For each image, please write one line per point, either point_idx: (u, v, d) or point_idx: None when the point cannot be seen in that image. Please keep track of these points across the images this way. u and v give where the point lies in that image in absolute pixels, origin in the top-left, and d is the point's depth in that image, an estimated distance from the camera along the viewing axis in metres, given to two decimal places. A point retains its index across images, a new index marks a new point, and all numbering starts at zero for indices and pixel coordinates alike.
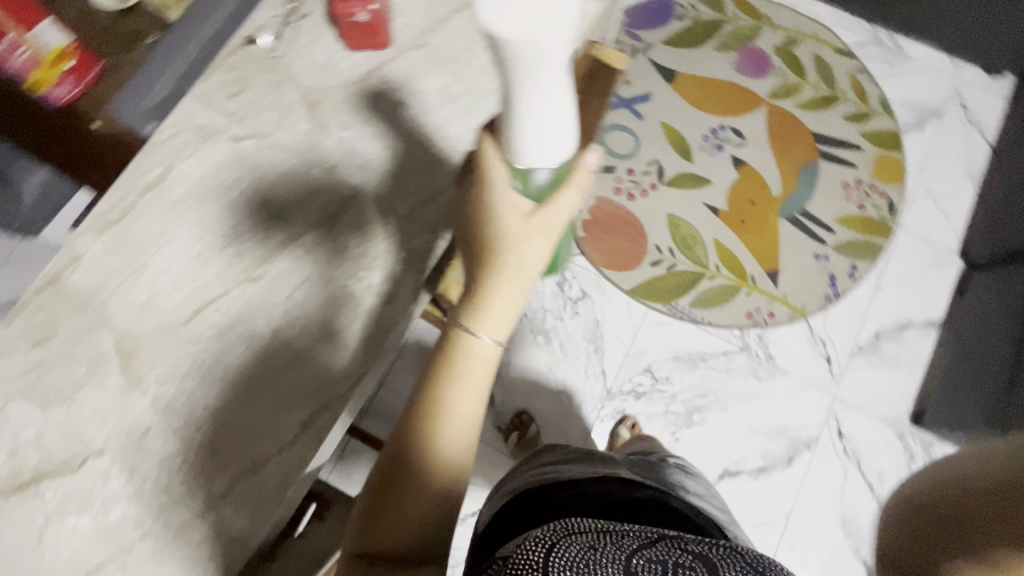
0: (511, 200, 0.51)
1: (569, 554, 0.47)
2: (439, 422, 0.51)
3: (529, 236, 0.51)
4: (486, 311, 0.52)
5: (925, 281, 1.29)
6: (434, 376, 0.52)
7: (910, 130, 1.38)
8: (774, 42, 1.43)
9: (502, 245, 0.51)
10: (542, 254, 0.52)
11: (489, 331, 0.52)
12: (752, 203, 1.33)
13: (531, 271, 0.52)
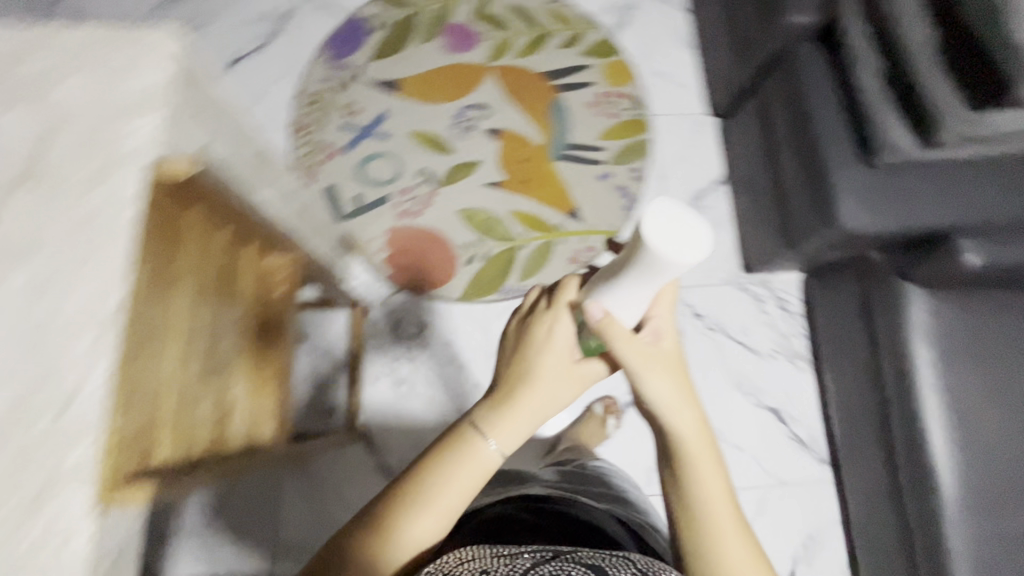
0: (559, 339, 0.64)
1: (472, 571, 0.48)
2: (446, 482, 0.58)
3: (571, 379, 0.64)
4: (503, 418, 0.61)
5: (694, 149, 1.40)
6: (447, 453, 0.60)
7: (620, 30, 1.47)
8: (468, 11, 1.46)
9: (542, 380, 0.63)
10: (565, 395, 0.64)
11: (496, 439, 0.60)
12: (525, 160, 1.36)
13: (552, 408, 0.64)
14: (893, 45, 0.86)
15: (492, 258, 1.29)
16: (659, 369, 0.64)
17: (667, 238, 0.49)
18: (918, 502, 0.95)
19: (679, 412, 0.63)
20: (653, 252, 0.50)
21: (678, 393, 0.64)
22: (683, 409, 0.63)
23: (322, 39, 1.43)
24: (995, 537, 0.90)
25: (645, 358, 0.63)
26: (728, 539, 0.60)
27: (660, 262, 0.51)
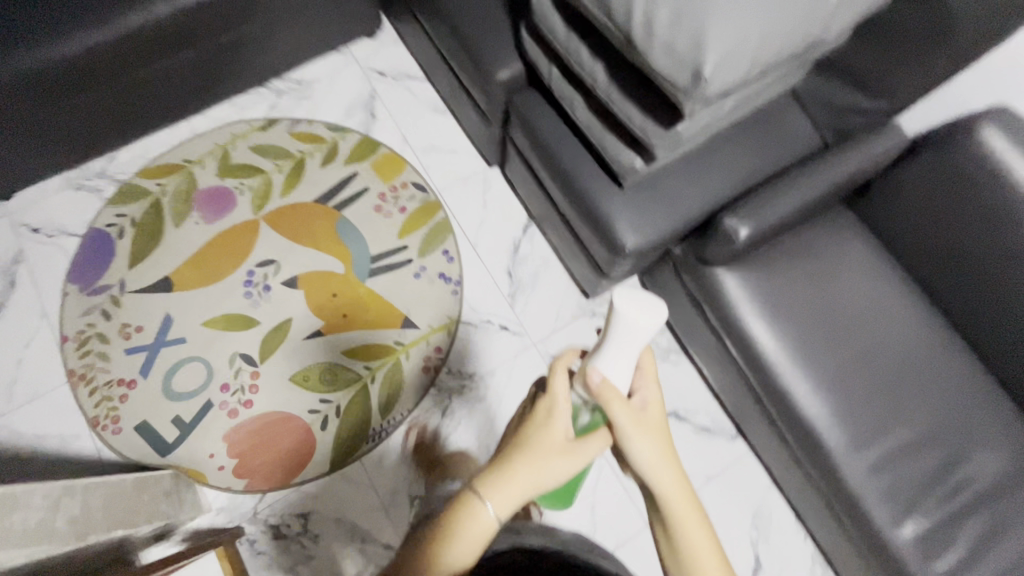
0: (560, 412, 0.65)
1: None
2: (457, 535, 0.60)
3: (565, 454, 0.63)
4: (506, 482, 0.61)
5: (492, 206, 1.39)
6: (454, 518, 0.60)
7: (373, 125, 1.44)
8: (212, 171, 1.36)
9: (537, 445, 0.63)
10: (555, 476, 0.62)
11: (495, 503, 0.60)
12: (336, 295, 1.29)
13: (551, 479, 0.62)
14: (591, 86, 0.86)
15: (346, 409, 1.21)
16: (643, 431, 0.64)
17: (639, 312, 0.58)
18: (814, 461, 0.97)
19: (666, 479, 0.64)
20: (626, 317, 0.58)
21: (667, 461, 0.64)
22: (669, 475, 0.64)
23: (66, 270, 1.27)
24: (883, 460, 0.94)
25: (637, 421, 0.64)
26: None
27: (635, 329, 0.59)
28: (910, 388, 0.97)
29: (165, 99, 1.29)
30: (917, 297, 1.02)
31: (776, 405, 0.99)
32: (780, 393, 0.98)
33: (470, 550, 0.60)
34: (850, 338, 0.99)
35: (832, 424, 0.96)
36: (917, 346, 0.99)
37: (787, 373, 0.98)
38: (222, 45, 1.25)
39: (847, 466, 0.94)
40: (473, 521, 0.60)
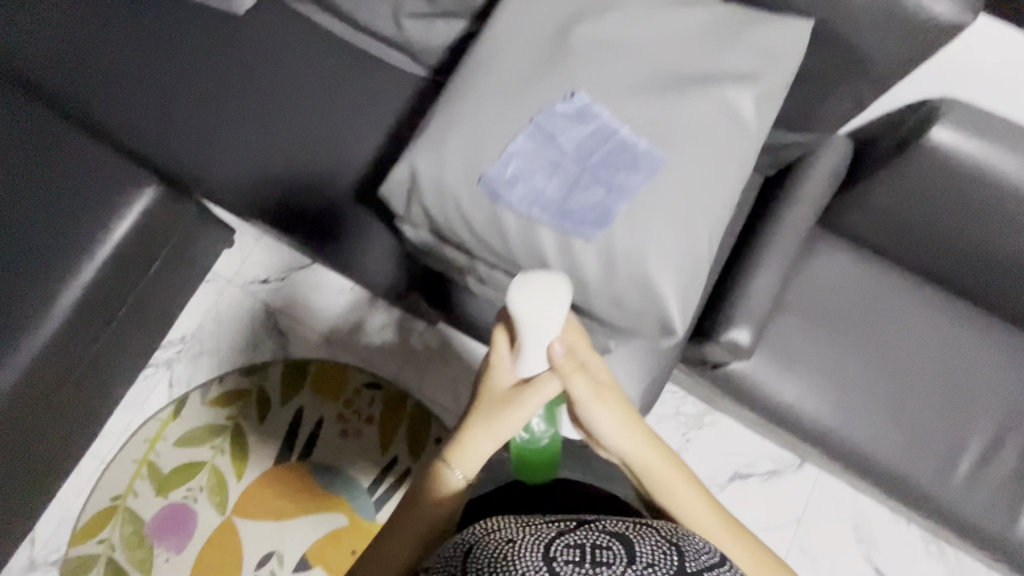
0: (507, 372, 0.59)
1: (494, 552, 0.48)
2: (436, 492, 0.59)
3: (507, 404, 0.58)
4: (459, 447, 0.59)
5: (455, 363, 1.25)
6: (426, 482, 0.60)
7: (289, 343, 1.25)
8: (149, 495, 1.16)
9: (480, 403, 0.59)
10: (504, 426, 0.58)
11: (460, 464, 0.58)
12: (355, 549, 1.14)
13: (504, 433, 0.58)
14: None
15: None
16: (597, 403, 0.58)
17: (528, 299, 0.49)
18: (916, 504, 0.91)
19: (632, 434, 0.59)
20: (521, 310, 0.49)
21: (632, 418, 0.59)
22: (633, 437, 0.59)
23: None
24: (974, 470, 0.89)
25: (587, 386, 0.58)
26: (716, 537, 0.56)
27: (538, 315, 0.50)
28: (959, 386, 0.92)
29: (52, 466, 1.06)
30: (922, 286, 0.96)
31: (850, 466, 0.92)
32: (848, 455, 0.92)
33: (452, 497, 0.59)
34: (883, 365, 0.93)
35: (913, 463, 0.90)
36: (945, 339, 0.93)
37: (845, 433, 0.91)
38: (81, 389, 1.02)
39: (945, 494, 0.89)
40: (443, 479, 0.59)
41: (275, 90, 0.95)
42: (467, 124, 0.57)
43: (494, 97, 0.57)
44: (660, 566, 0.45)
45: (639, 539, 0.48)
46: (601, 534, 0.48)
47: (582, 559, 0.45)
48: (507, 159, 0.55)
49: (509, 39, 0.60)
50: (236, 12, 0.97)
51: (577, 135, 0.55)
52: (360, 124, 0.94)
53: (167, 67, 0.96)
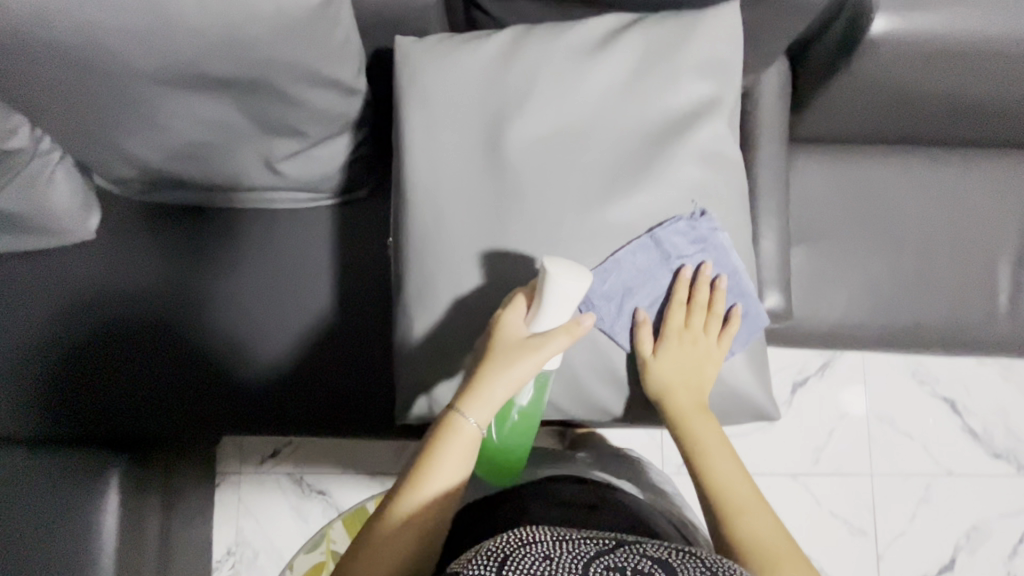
0: (518, 322, 0.54)
1: (526, 564, 0.37)
2: (432, 472, 0.51)
3: (520, 354, 0.52)
4: (479, 393, 0.53)
5: None
6: (437, 435, 0.52)
7: (336, 497, 1.17)
8: None
9: (496, 345, 0.53)
10: (519, 379, 0.53)
11: (479, 412, 0.52)
12: None
13: (520, 381, 0.53)
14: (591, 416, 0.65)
15: None
16: (678, 346, 0.59)
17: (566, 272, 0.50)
18: (977, 349, 0.94)
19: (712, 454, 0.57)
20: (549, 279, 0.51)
21: (717, 439, 0.58)
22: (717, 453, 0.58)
23: None
24: (1011, 297, 0.92)
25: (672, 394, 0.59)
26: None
27: (564, 292, 0.51)
28: (962, 229, 0.94)
29: None
30: (892, 152, 0.94)
31: (909, 347, 0.93)
32: (905, 340, 0.92)
33: (452, 477, 0.51)
34: (893, 244, 0.93)
35: (961, 319, 0.92)
36: (932, 192, 0.94)
37: (894, 324, 0.92)
38: None
39: (993, 328, 0.92)
40: (448, 455, 0.51)
41: (190, 300, 0.84)
42: (453, 298, 0.59)
43: (464, 268, 0.58)
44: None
45: (691, 567, 0.38)
46: (645, 556, 0.38)
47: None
48: (609, 266, 0.57)
49: (444, 194, 0.58)
50: (87, 236, 0.82)
51: (694, 260, 0.59)
52: (298, 288, 0.85)
53: (59, 338, 0.82)
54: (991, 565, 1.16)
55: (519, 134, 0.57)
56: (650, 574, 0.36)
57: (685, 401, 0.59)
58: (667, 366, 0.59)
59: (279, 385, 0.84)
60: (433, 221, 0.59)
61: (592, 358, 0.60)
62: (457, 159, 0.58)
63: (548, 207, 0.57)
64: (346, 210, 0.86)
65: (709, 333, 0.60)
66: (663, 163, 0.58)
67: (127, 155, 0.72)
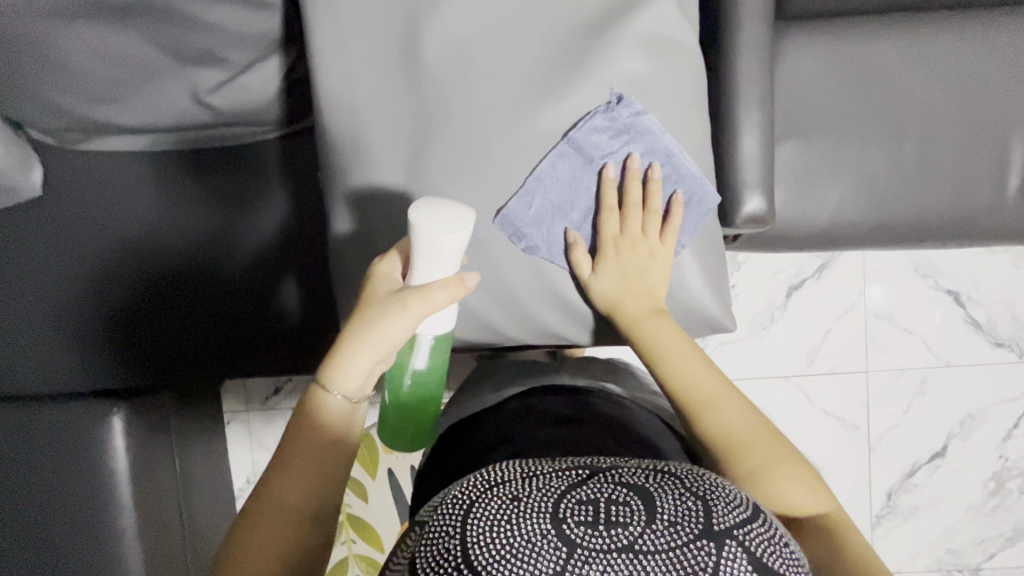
0: (386, 277, 0.54)
1: (490, 511, 0.38)
2: (314, 434, 0.53)
3: (389, 309, 0.51)
4: (343, 348, 0.53)
5: None
6: (309, 405, 0.54)
7: None
8: None
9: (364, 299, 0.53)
10: (387, 339, 0.51)
11: (343, 367, 0.52)
12: None
13: (384, 337, 0.51)
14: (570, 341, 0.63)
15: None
16: (615, 259, 0.58)
17: (440, 226, 0.47)
18: (984, 239, 0.88)
19: (674, 359, 0.56)
20: (425, 231, 0.47)
21: (676, 341, 0.57)
22: (678, 356, 0.56)
23: None
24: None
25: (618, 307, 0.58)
26: (777, 468, 0.50)
27: (437, 242, 0.48)
28: (972, 106, 0.84)
29: None
30: (893, 24, 0.84)
31: (906, 244, 0.88)
32: (903, 236, 0.87)
33: (331, 432, 0.53)
34: (894, 130, 0.85)
35: (967, 208, 0.86)
36: (938, 66, 0.84)
37: (890, 219, 0.86)
38: None
39: (1001, 215, 0.86)
40: (323, 417, 0.53)
41: (149, 252, 0.83)
42: (385, 214, 0.58)
43: (394, 175, 0.57)
44: (693, 523, 0.36)
45: (668, 492, 0.38)
46: (619, 485, 0.38)
47: (597, 518, 0.36)
48: (530, 187, 0.56)
49: (366, 97, 0.56)
50: (33, 191, 0.79)
51: (617, 155, 0.57)
52: (262, 227, 0.83)
53: (31, 298, 0.83)
54: (983, 449, 1.18)
55: (441, 25, 0.54)
56: (624, 506, 0.37)
57: (634, 308, 0.58)
58: (607, 281, 0.58)
59: (258, 322, 0.85)
60: (357, 125, 0.57)
61: (535, 282, 0.58)
62: (379, 57, 0.56)
63: (473, 107, 0.55)
64: (295, 142, 0.82)
65: (650, 233, 0.58)
66: (599, 50, 0.56)
67: (46, 104, 0.68)
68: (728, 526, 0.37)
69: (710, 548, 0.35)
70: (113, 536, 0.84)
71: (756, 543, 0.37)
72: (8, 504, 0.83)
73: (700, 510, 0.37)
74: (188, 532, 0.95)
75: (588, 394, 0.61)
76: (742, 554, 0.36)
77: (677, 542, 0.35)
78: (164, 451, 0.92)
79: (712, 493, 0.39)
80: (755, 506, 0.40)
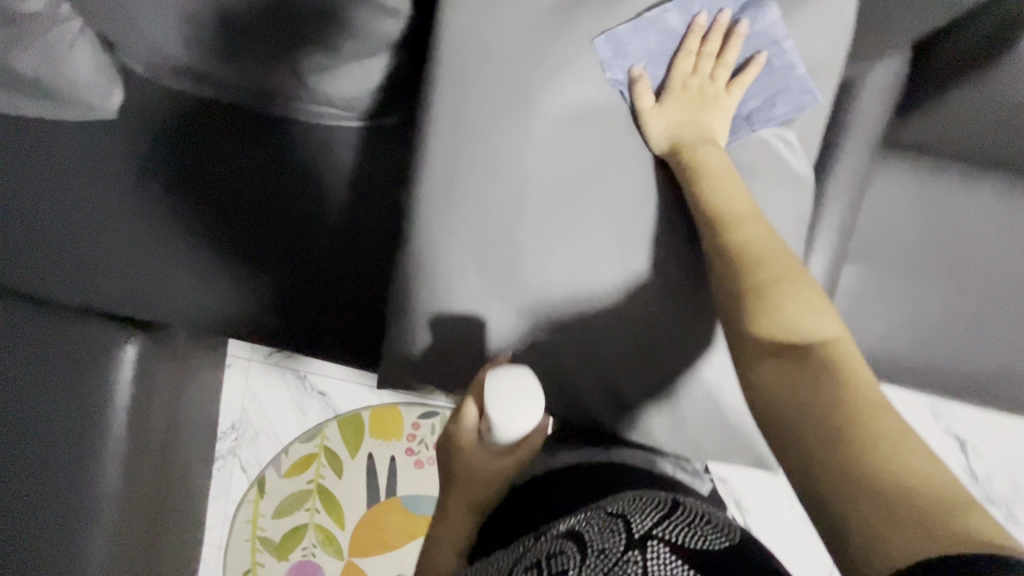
0: (467, 428, 0.65)
1: None
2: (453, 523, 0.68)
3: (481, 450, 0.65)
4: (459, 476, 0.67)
5: None
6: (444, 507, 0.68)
7: (334, 400, 1.25)
8: (273, 561, 1.21)
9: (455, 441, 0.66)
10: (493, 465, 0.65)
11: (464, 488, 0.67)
12: None
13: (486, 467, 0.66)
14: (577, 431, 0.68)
15: None
16: (674, 105, 0.63)
17: (507, 397, 0.58)
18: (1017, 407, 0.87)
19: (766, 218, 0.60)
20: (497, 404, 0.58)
21: (726, 169, 0.61)
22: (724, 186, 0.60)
23: None
24: None
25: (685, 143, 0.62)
26: (802, 316, 0.52)
27: (508, 411, 0.58)
28: None
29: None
30: (988, 176, 0.83)
31: (939, 391, 0.87)
32: (936, 383, 0.86)
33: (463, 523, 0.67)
34: (958, 281, 0.84)
35: (1007, 373, 0.85)
36: (1019, 230, 0.83)
37: (928, 365, 0.85)
38: (175, 517, 1.05)
39: None
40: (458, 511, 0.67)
41: (199, 196, 0.83)
42: (457, 289, 0.63)
43: (474, 259, 0.62)
44: (617, 541, 0.47)
45: (594, 530, 0.50)
46: (556, 542, 0.50)
47: (540, 573, 0.47)
48: (644, 24, 0.63)
49: (467, 188, 0.61)
50: (109, 114, 0.79)
51: (708, 11, 0.64)
52: (312, 201, 0.83)
53: (79, 206, 0.83)
54: None
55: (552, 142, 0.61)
56: (560, 554, 0.48)
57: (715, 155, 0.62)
58: (669, 111, 0.63)
59: (286, 294, 0.84)
60: (451, 208, 0.62)
61: (570, 344, 0.63)
62: (487, 152, 0.61)
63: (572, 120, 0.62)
64: (375, 134, 0.82)
65: (718, 81, 0.64)
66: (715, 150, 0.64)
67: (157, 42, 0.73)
68: (645, 530, 0.48)
69: (636, 553, 0.45)
70: (95, 457, 0.84)
71: (674, 532, 0.47)
72: (3, 401, 0.84)
73: (618, 528, 0.49)
74: (165, 466, 0.97)
75: (584, 467, 0.65)
76: (666, 549, 0.45)
77: (612, 559, 0.45)
78: (165, 387, 0.92)
79: (632, 517, 0.50)
80: (671, 509, 0.51)
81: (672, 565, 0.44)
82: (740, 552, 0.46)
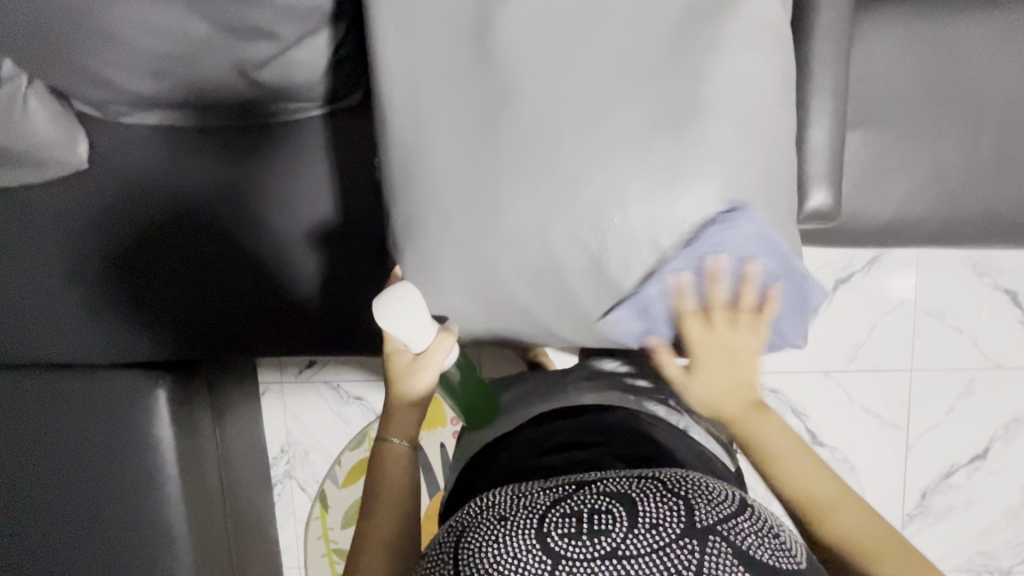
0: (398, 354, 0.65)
1: (478, 537, 0.45)
2: (393, 465, 0.65)
3: (416, 372, 0.64)
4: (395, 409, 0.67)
5: None
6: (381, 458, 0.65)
7: (372, 402, 1.24)
8: None
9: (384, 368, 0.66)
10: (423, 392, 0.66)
11: (401, 424, 0.66)
12: None
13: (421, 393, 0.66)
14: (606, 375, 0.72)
15: None
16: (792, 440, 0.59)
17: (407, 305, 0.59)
18: None
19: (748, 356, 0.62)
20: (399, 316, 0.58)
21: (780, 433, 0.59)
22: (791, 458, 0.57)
23: None
24: None
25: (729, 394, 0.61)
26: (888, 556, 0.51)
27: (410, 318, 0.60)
28: None
29: None
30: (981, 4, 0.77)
31: (980, 241, 0.82)
32: (978, 232, 0.81)
33: (400, 472, 0.65)
34: (973, 118, 0.78)
35: None
36: None
37: (962, 217, 0.80)
38: (252, 548, 1.08)
39: None
40: (395, 457, 0.65)
41: (184, 223, 0.83)
42: (456, 261, 0.65)
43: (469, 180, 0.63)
44: (676, 524, 0.43)
45: (650, 496, 0.45)
46: (604, 496, 0.45)
47: (581, 529, 0.43)
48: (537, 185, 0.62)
49: (441, 140, 0.64)
50: (80, 164, 0.80)
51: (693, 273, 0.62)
52: (299, 205, 0.83)
53: (78, 263, 0.84)
54: None
55: (514, 97, 0.61)
56: (606, 513, 0.44)
57: (697, 331, 0.63)
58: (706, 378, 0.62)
59: (296, 302, 0.85)
60: (431, 140, 0.64)
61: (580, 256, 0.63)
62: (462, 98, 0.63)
63: (552, 79, 0.62)
64: (341, 119, 0.81)
65: (743, 316, 0.63)
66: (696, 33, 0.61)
67: (99, 76, 0.70)
68: (709, 524, 0.44)
69: (693, 544, 0.42)
70: (158, 502, 0.87)
71: (739, 536, 0.44)
72: (60, 467, 0.86)
73: (675, 509, 0.44)
74: (226, 498, 0.99)
75: (604, 411, 0.64)
76: (727, 549, 0.43)
77: (665, 542, 0.42)
78: (204, 423, 0.94)
79: (697, 499, 0.46)
80: (739, 504, 0.48)
81: (729, 566, 0.42)
82: (792, 571, 0.44)
